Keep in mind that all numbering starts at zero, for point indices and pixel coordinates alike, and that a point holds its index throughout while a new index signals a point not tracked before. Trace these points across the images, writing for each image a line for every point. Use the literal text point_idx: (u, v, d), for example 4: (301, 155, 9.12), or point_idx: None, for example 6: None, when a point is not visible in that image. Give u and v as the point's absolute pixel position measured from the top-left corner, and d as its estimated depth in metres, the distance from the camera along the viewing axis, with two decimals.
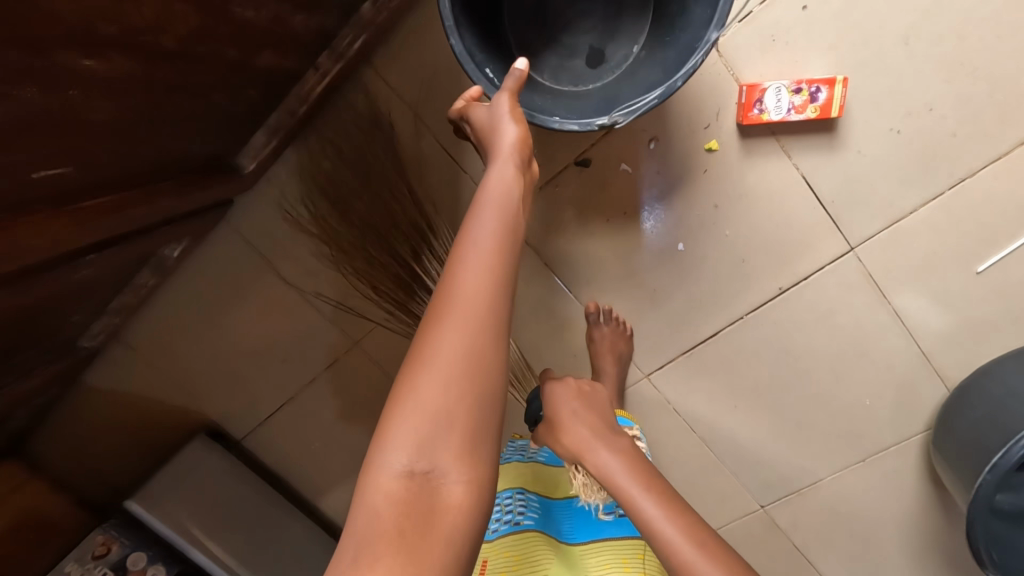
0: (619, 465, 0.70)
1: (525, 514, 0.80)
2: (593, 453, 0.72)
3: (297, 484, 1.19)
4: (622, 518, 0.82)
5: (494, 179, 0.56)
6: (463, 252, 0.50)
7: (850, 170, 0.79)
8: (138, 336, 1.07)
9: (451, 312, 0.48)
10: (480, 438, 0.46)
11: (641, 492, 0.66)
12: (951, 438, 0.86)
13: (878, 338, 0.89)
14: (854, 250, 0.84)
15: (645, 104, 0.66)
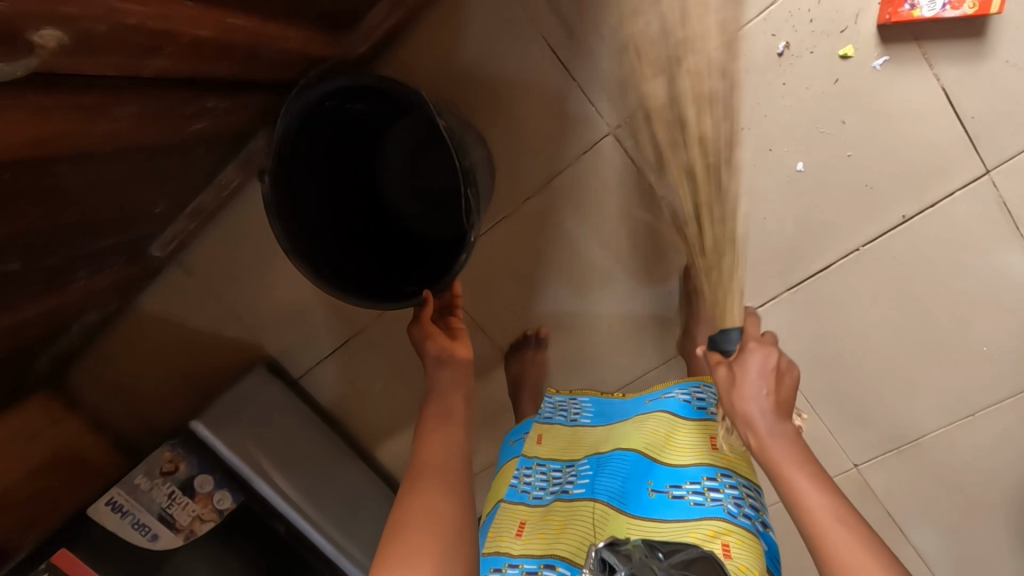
0: (786, 452, 0.62)
1: (573, 481, 0.74)
2: (761, 424, 0.64)
3: (353, 431, 1.13)
4: (675, 501, 0.67)
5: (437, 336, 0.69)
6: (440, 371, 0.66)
7: (997, 80, 0.73)
8: (199, 257, 1.01)
9: (432, 429, 0.60)
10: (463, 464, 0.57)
11: (805, 475, 0.61)
12: None
13: (1009, 279, 0.83)
14: (991, 174, 0.77)
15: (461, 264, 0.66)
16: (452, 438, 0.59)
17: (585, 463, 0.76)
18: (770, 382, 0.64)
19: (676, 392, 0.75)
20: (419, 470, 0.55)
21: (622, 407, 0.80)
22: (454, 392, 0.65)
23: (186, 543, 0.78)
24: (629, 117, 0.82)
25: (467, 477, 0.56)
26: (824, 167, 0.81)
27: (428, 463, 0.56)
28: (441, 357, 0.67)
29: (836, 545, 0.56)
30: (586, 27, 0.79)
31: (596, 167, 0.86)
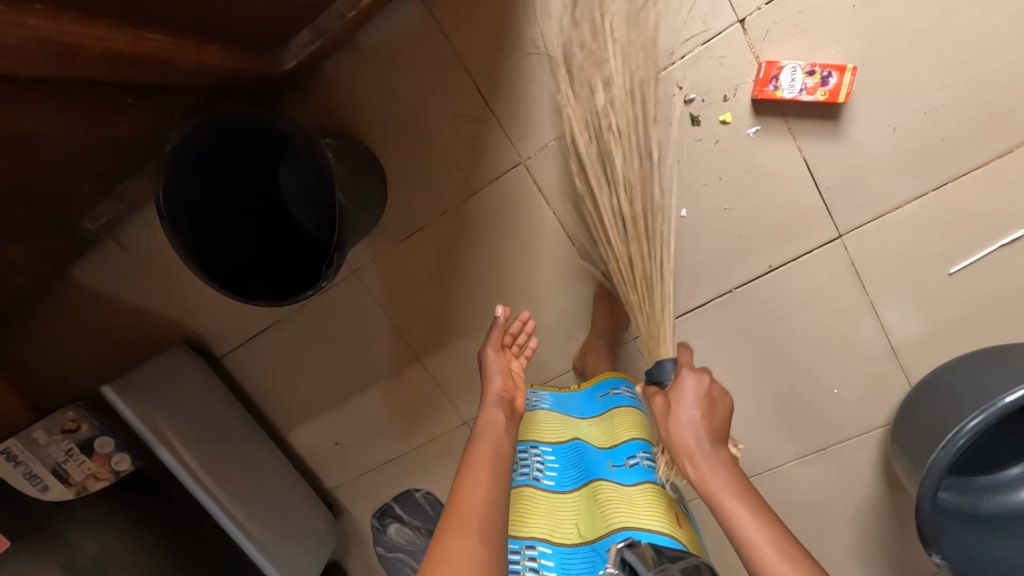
0: (694, 438, 0.73)
1: (544, 471, 0.80)
2: (695, 452, 0.73)
3: (269, 413, 1.18)
4: (632, 468, 0.79)
5: (496, 377, 0.82)
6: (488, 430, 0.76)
7: (849, 159, 0.85)
8: (131, 234, 1.06)
9: (468, 471, 0.70)
10: (498, 511, 0.66)
11: (740, 504, 0.68)
12: (910, 423, 0.93)
13: (854, 329, 0.95)
14: (842, 238, 0.89)
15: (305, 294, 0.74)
16: (489, 486, 0.68)
17: (548, 450, 0.82)
18: (703, 408, 0.75)
19: (622, 389, 0.89)
20: (461, 510, 0.65)
21: (577, 404, 0.91)
22: (494, 448, 0.73)
23: (76, 497, 0.84)
24: (538, 153, 0.91)
25: (494, 525, 0.65)
26: (705, 216, 0.91)
27: (467, 506, 0.65)
28: (505, 398, 0.81)
29: (735, 511, 0.67)
30: (504, 68, 0.88)
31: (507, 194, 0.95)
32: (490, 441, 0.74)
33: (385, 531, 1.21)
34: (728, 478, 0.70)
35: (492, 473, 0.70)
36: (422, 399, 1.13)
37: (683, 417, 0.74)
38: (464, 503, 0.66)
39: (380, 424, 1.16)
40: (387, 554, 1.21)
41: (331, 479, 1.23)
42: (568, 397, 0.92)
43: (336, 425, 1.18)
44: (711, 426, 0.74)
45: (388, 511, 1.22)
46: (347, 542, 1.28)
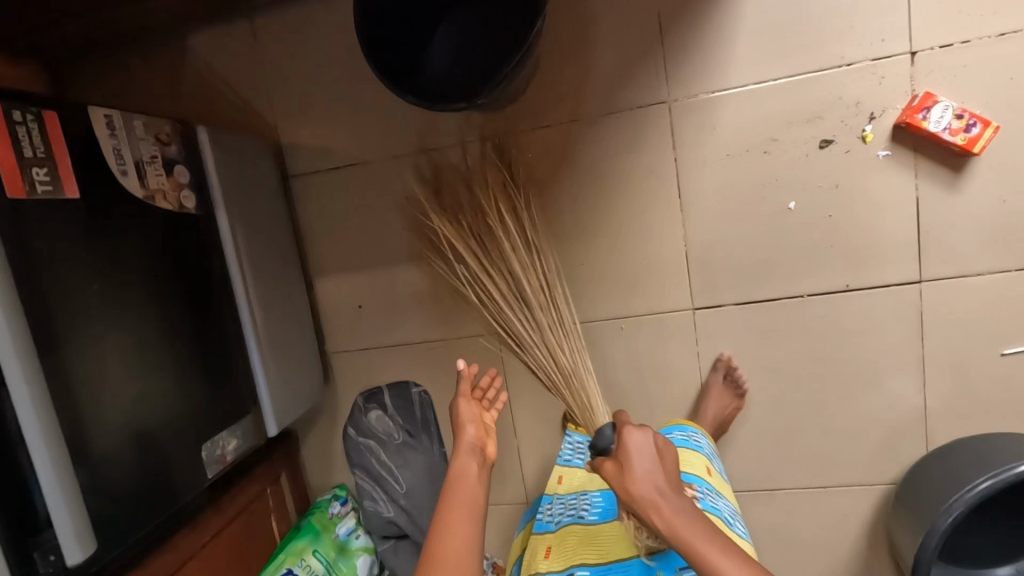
0: (650, 465, 0.74)
1: (589, 510, 0.90)
2: (660, 501, 0.71)
3: (307, 251, 1.15)
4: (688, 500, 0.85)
5: (468, 440, 0.86)
6: (461, 481, 0.80)
7: (956, 213, 0.92)
8: (273, 24, 1.06)
9: (451, 512, 0.76)
10: (474, 559, 0.73)
11: (722, 555, 0.66)
12: (920, 477, 0.96)
13: (897, 378, 0.99)
14: (921, 284, 0.95)
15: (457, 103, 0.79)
16: (467, 531, 0.74)
17: (596, 494, 0.92)
18: (652, 462, 0.74)
19: (676, 432, 0.97)
20: (436, 568, 0.70)
21: None
22: (469, 497, 0.78)
23: (144, 200, 0.77)
24: (685, 99, 0.96)
25: (470, 566, 0.72)
26: (807, 217, 0.96)
27: (444, 562, 0.71)
28: (477, 448, 0.85)
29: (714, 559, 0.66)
30: (690, 13, 0.94)
31: (640, 125, 0.98)
32: (464, 493, 0.78)
33: (364, 416, 1.16)
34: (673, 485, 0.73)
35: (469, 529, 0.75)
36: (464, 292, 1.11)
37: (638, 470, 0.74)
38: (442, 557, 0.71)
39: (411, 302, 1.14)
40: (355, 439, 1.15)
41: (335, 340, 1.18)
42: None
43: (369, 288, 1.15)
44: (668, 486, 0.73)
45: (376, 396, 1.17)
46: (318, 411, 1.22)
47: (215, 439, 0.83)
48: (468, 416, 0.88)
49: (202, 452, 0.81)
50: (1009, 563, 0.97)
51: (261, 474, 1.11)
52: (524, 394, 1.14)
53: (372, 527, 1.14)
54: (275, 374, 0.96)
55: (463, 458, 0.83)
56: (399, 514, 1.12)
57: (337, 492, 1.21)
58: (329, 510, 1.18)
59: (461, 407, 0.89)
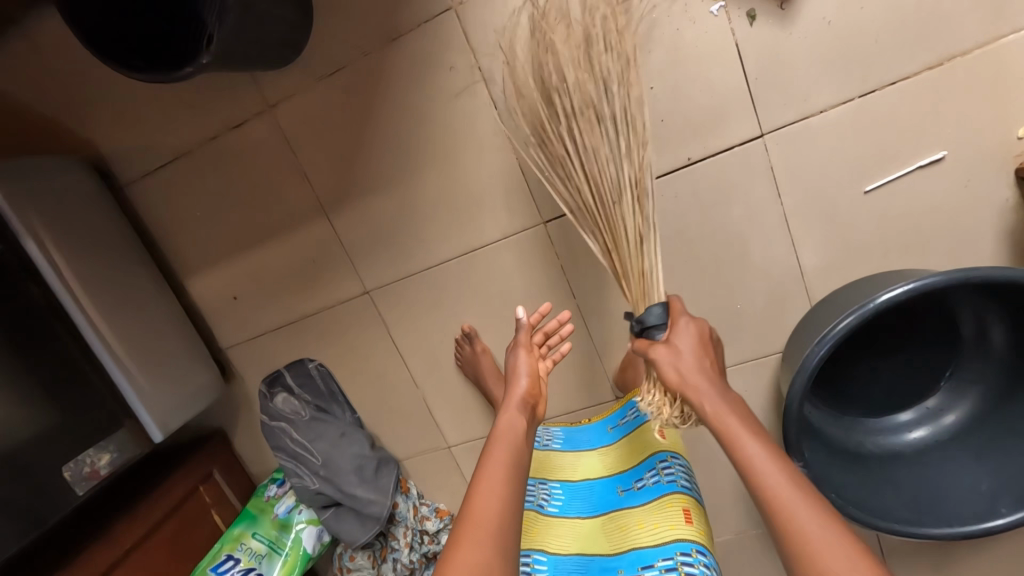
0: (733, 421, 0.69)
1: (548, 501, 0.88)
2: (721, 412, 0.70)
3: (168, 257, 1.15)
4: (639, 490, 0.84)
5: (517, 390, 0.82)
6: (506, 436, 0.75)
7: (781, 48, 0.83)
8: (43, 32, 1.00)
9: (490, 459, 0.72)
10: (509, 521, 0.66)
11: (753, 437, 0.67)
12: (799, 337, 0.93)
13: (764, 243, 0.93)
14: (764, 138, 0.87)
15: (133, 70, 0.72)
16: (506, 487, 0.69)
17: (556, 486, 0.90)
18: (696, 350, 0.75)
19: (630, 414, 0.94)
20: (470, 525, 0.64)
21: (588, 437, 0.96)
22: (514, 449, 0.74)
23: None
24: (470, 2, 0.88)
25: (510, 527, 0.66)
26: None
27: (476, 521, 0.65)
28: (527, 402, 0.81)
29: (742, 439, 0.67)
30: None
31: (435, 40, 0.91)
32: (506, 447, 0.73)
33: (270, 401, 1.17)
34: (755, 436, 0.67)
35: (508, 488, 0.69)
36: (326, 259, 1.09)
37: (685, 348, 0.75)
38: (477, 512, 0.66)
39: (282, 282, 1.12)
40: (268, 424, 1.17)
41: (226, 335, 1.19)
42: (579, 434, 0.97)
43: (237, 278, 1.14)
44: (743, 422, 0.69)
45: (279, 379, 1.18)
46: (236, 405, 1.25)
47: (78, 458, 0.87)
48: (517, 356, 0.85)
49: (65, 474, 0.86)
50: (908, 409, 0.94)
51: (186, 475, 1.15)
52: (416, 347, 1.13)
53: (308, 501, 1.17)
54: (147, 383, 0.98)
55: (507, 412, 0.79)
56: (325, 483, 1.15)
57: (272, 476, 1.25)
58: (266, 494, 1.23)
59: (517, 353, 0.85)
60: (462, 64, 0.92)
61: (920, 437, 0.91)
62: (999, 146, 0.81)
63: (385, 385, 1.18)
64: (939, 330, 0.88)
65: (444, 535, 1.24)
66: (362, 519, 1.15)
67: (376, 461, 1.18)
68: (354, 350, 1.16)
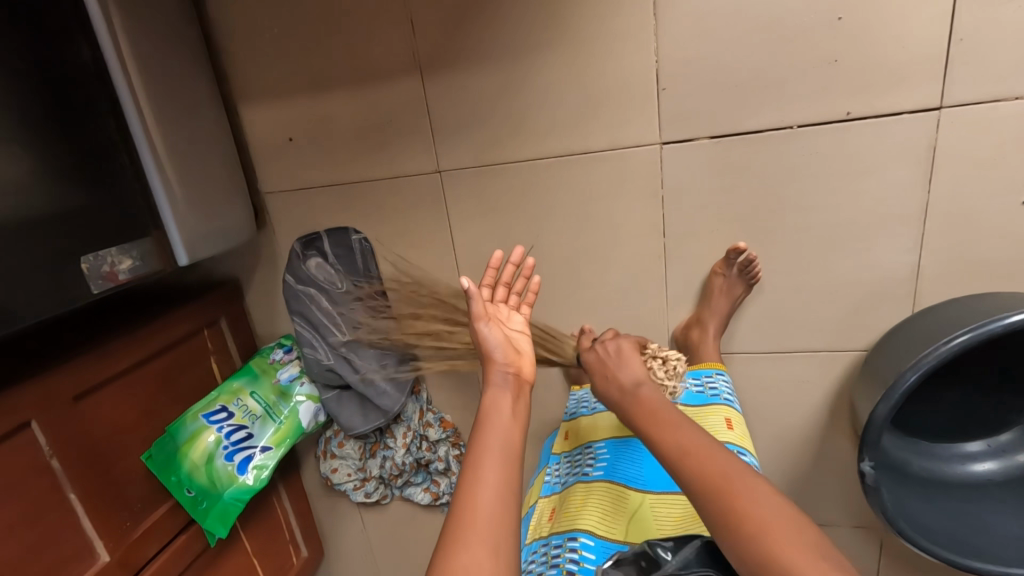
0: (665, 402, 0.73)
1: (594, 465, 0.88)
2: (639, 390, 0.75)
3: (226, 71, 1.02)
4: None
5: (500, 362, 0.74)
6: (494, 421, 0.68)
7: (1004, 11, 0.71)
8: None
9: (486, 445, 0.65)
10: (511, 506, 0.61)
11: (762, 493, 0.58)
12: (893, 339, 0.86)
13: (891, 231, 0.84)
14: (940, 111, 0.77)
15: None
16: (505, 471, 0.63)
17: (602, 448, 0.90)
18: (620, 364, 0.80)
19: (688, 382, 0.93)
20: (467, 515, 0.59)
21: None
22: (506, 432, 0.67)
23: None
24: None
25: (514, 508, 0.61)
26: (807, 21, 0.77)
27: (480, 505, 0.60)
28: (510, 374, 0.73)
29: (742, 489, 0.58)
30: None
31: None
32: (497, 431, 0.67)
33: (302, 263, 1.08)
34: (672, 425, 0.67)
35: (502, 469, 0.63)
36: (403, 122, 0.97)
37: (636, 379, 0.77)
38: (475, 504, 0.60)
39: (347, 136, 1.01)
40: (294, 286, 1.08)
41: (270, 179, 1.08)
42: None
43: (297, 118, 1.02)
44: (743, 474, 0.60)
45: (314, 242, 1.08)
46: (259, 258, 1.15)
47: (100, 253, 0.75)
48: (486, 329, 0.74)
49: (82, 265, 0.74)
50: (977, 440, 0.89)
51: (193, 311, 1.06)
52: (471, 246, 1.04)
53: (314, 375, 1.10)
54: (182, 197, 0.87)
55: (495, 393, 0.71)
56: (341, 361, 1.08)
57: (281, 342, 1.17)
58: (271, 357, 1.15)
59: (483, 317, 0.75)
60: None
61: (985, 470, 0.86)
62: None
63: (427, 277, 1.09)
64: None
65: (443, 446, 1.19)
66: (365, 409, 1.10)
67: (398, 354, 1.10)
68: (405, 231, 1.06)
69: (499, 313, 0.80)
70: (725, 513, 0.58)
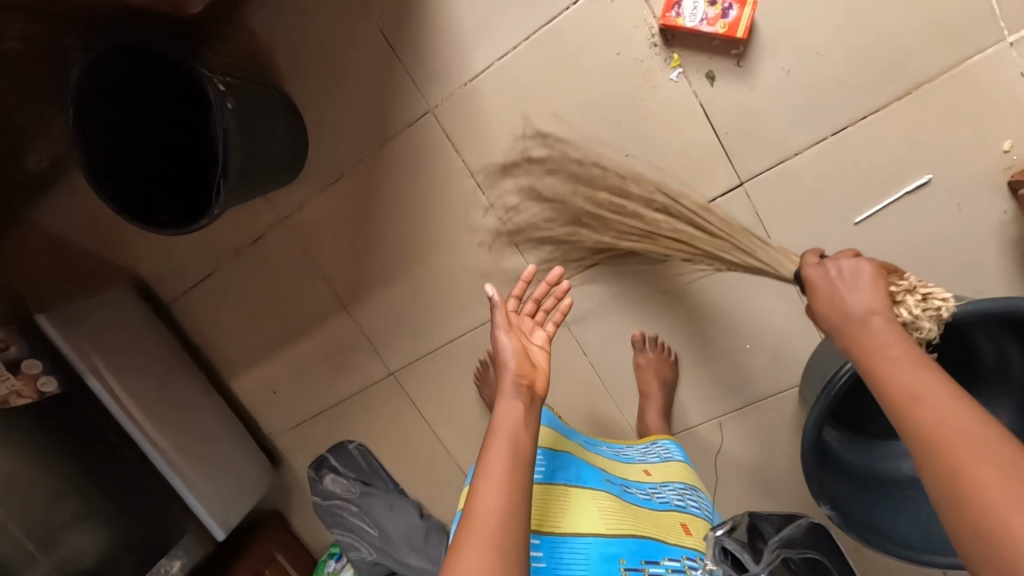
0: (886, 343, 0.54)
1: (534, 463, 0.75)
2: (867, 320, 0.56)
3: (210, 360, 1.24)
4: (636, 494, 0.80)
5: (511, 371, 0.65)
6: (499, 431, 0.61)
7: (748, 101, 0.84)
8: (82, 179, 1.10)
9: (492, 453, 0.59)
10: (520, 519, 0.55)
11: (944, 405, 0.47)
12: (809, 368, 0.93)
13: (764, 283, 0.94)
14: (744, 185, 0.89)
15: (182, 227, 0.81)
16: (511, 480, 0.57)
17: (540, 453, 0.78)
18: (873, 289, 0.58)
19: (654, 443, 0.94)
20: (472, 533, 0.53)
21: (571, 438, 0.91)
22: (513, 442, 0.60)
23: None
24: (446, 101, 0.94)
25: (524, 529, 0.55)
26: (606, 163, 0.92)
27: (483, 515, 0.54)
28: (521, 385, 0.65)
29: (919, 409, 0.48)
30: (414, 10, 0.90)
31: (422, 140, 0.97)
32: (504, 440, 0.60)
33: (321, 482, 1.26)
34: (910, 363, 0.51)
35: (509, 482, 0.57)
36: (350, 347, 1.16)
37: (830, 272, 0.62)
38: (480, 519, 0.54)
39: (315, 373, 1.20)
40: (323, 504, 1.26)
41: (271, 425, 1.27)
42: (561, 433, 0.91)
43: (273, 374, 1.22)
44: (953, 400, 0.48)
45: (324, 462, 1.26)
46: (288, 488, 1.33)
47: (154, 568, 1.01)
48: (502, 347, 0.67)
49: None
50: None
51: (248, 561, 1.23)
52: (444, 419, 1.18)
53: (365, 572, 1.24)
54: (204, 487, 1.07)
55: (500, 401, 0.63)
56: (382, 552, 1.22)
57: (329, 552, 1.32)
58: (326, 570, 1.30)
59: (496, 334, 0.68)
60: (449, 156, 0.97)
61: None
62: (987, 164, 0.80)
63: (421, 454, 1.23)
64: (961, 366, 0.76)
65: None
66: None
67: (425, 530, 1.22)
68: (389, 426, 1.22)
69: (521, 325, 0.70)
70: (944, 489, 0.45)
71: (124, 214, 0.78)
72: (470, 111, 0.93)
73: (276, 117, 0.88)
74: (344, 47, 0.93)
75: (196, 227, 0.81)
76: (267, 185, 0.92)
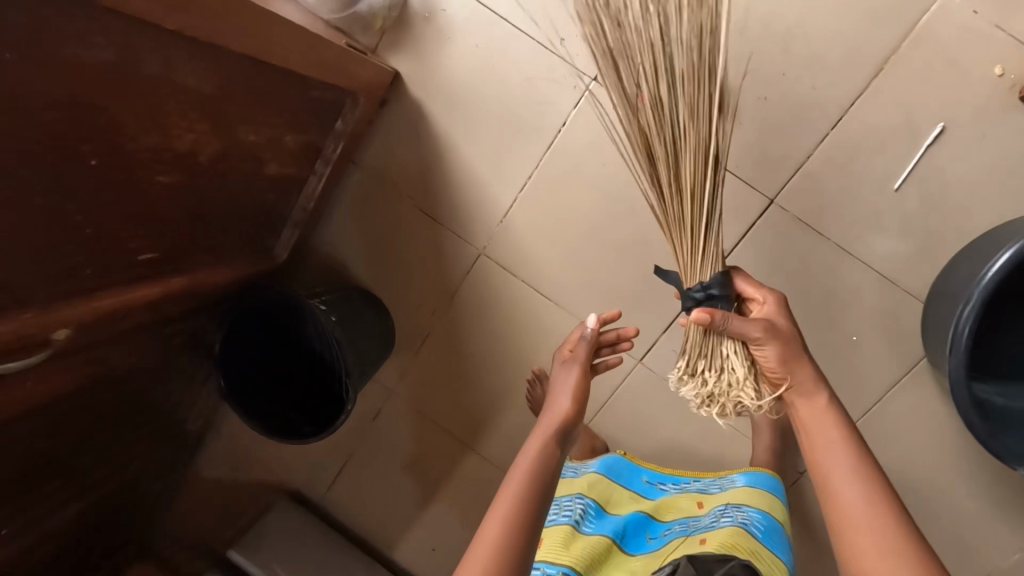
0: (835, 434, 0.70)
1: (583, 517, 0.89)
2: (828, 412, 0.72)
3: (369, 540, 1.32)
4: (667, 537, 0.89)
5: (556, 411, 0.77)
6: (521, 460, 0.69)
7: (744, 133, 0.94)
8: (226, 422, 1.28)
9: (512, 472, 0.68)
10: (516, 531, 0.61)
11: (898, 559, 0.60)
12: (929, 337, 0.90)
13: (840, 274, 0.95)
14: (775, 202, 0.94)
15: (323, 433, 0.92)
16: (532, 488, 0.66)
17: (590, 506, 0.91)
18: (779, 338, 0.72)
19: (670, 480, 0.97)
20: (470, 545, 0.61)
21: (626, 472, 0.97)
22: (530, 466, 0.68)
23: None
24: (490, 239, 1.07)
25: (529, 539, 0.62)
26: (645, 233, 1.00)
27: (489, 529, 0.62)
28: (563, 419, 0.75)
29: (878, 527, 0.62)
30: (438, 183, 1.06)
31: (482, 279, 1.10)
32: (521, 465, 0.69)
33: None
34: (873, 516, 0.63)
35: (532, 499, 0.65)
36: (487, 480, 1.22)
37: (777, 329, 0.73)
38: (484, 532, 0.62)
39: (462, 516, 1.25)
40: None
41: None
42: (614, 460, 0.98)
43: (427, 532, 1.28)
44: (853, 452, 0.68)
45: None
46: None
47: None
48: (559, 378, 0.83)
49: None
50: None
51: None
52: None
53: None
54: None
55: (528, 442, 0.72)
56: None
57: None
58: None
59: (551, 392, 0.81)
60: (509, 282, 1.09)
61: None
62: (988, 91, 0.85)
63: None
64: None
65: None
66: None
67: None
68: None
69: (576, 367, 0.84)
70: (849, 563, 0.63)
71: (278, 440, 0.91)
72: (512, 239, 1.06)
73: (364, 313, 1.02)
74: (395, 235, 1.10)
75: (335, 428, 0.92)
76: (374, 368, 1.04)
